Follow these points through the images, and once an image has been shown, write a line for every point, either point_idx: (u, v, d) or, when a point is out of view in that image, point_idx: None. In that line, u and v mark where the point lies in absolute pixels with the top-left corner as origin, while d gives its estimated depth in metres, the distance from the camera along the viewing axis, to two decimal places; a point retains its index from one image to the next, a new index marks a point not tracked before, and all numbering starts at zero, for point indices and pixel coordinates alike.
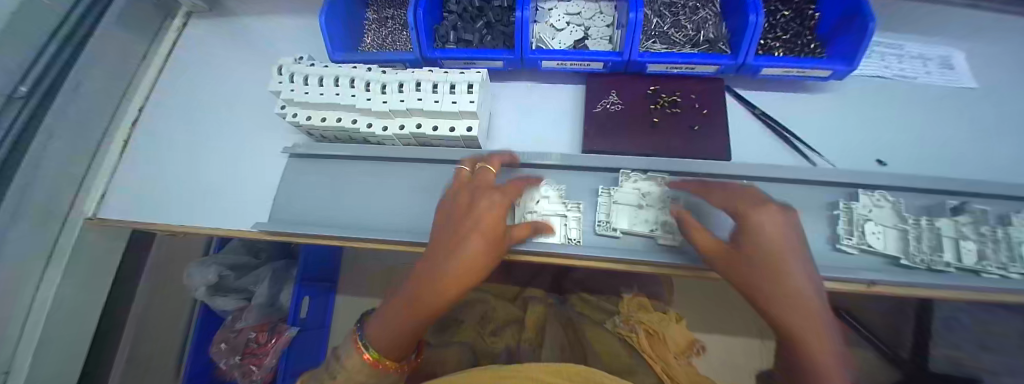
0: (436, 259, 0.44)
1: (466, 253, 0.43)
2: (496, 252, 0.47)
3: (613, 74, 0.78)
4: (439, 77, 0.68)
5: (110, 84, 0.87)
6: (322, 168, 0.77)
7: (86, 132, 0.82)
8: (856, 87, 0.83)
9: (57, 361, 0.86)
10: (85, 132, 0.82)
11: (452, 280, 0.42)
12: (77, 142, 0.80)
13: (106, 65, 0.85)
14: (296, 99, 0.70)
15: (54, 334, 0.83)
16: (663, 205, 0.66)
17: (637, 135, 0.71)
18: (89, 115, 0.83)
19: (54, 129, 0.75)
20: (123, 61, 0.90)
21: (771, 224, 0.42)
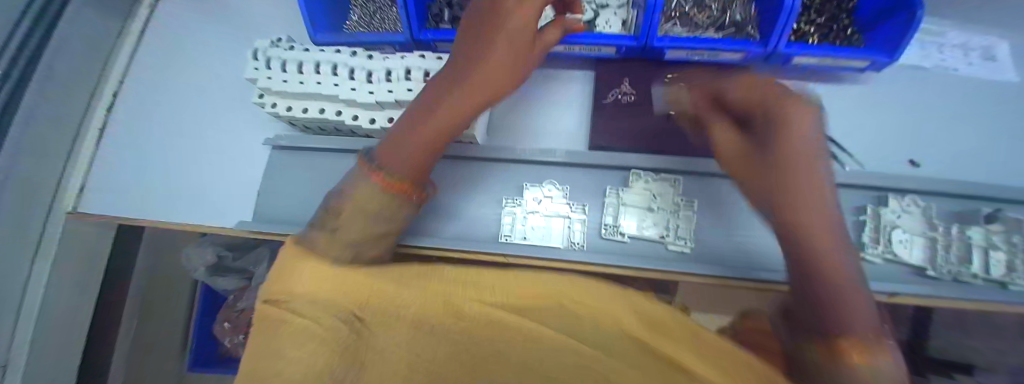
0: (447, 111, 0.46)
1: (469, 88, 0.46)
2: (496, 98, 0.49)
3: (625, 60, 0.70)
4: (432, 65, 0.61)
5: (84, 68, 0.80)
6: (307, 163, 0.72)
7: (63, 119, 0.76)
8: (892, 78, 0.75)
9: (55, 355, 0.85)
10: (61, 120, 0.75)
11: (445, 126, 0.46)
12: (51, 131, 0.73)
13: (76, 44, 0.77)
14: (274, 88, 0.63)
15: (48, 331, 0.81)
16: (676, 208, 0.60)
17: (650, 131, 0.64)
18: (67, 100, 0.76)
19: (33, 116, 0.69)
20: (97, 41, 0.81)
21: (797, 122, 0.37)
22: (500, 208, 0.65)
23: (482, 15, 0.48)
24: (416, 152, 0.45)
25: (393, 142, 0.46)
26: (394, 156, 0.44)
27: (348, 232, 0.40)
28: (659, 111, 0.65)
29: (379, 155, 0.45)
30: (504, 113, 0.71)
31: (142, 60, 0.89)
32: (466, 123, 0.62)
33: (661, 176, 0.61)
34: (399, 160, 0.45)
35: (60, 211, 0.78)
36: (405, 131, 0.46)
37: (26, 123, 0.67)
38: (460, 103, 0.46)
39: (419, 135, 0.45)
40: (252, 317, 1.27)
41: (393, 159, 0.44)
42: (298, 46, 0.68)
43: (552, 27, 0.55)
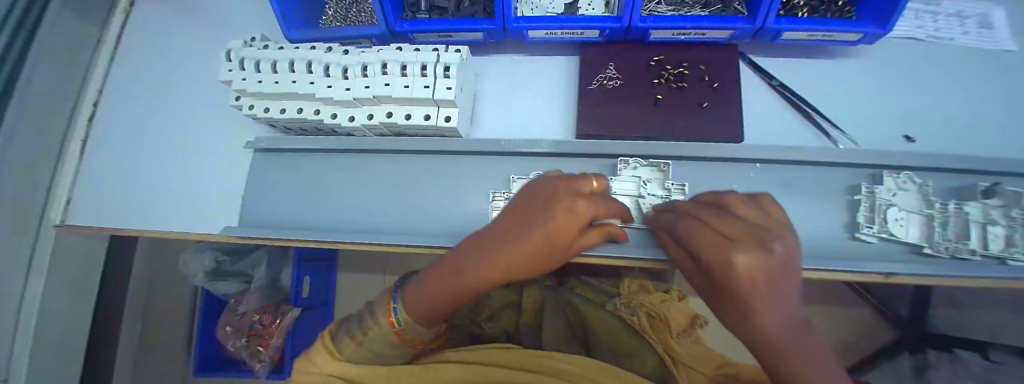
0: (465, 265, 0.46)
1: (501, 255, 0.44)
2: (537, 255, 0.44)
3: (609, 44, 0.67)
4: (408, 57, 0.59)
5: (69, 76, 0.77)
6: (290, 165, 0.71)
7: (46, 132, 0.74)
8: (885, 52, 0.72)
9: (57, 368, 0.86)
10: (44, 135, 0.74)
11: (464, 282, 0.46)
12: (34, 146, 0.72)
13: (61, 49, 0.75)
14: (249, 89, 0.62)
15: (49, 343, 0.82)
16: (666, 195, 0.59)
17: (637, 117, 0.63)
18: (51, 111, 0.74)
19: (14, 129, 0.68)
20: (77, 47, 0.78)
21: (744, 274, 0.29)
22: (488, 202, 0.64)
23: (535, 197, 0.45)
24: (436, 310, 0.47)
25: (423, 282, 0.48)
26: (419, 305, 0.46)
27: (372, 343, 0.47)
28: (646, 95, 0.63)
29: (409, 293, 0.48)
30: (487, 105, 0.70)
31: (122, 66, 0.84)
32: (447, 116, 0.60)
33: (650, 162, 0.59)
34: (424, 315, 0.47)
35: (48, 224, 0.77)
36: (432, 277, 0.47)
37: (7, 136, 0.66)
38: (486, 260, 0.45)
39: (436, 284, 0.46)
40: (254, 320, 1.27)
41: (418, 311, 0.47)
42: (272, 44, 0.66)
43: (596, 230, 0.47)
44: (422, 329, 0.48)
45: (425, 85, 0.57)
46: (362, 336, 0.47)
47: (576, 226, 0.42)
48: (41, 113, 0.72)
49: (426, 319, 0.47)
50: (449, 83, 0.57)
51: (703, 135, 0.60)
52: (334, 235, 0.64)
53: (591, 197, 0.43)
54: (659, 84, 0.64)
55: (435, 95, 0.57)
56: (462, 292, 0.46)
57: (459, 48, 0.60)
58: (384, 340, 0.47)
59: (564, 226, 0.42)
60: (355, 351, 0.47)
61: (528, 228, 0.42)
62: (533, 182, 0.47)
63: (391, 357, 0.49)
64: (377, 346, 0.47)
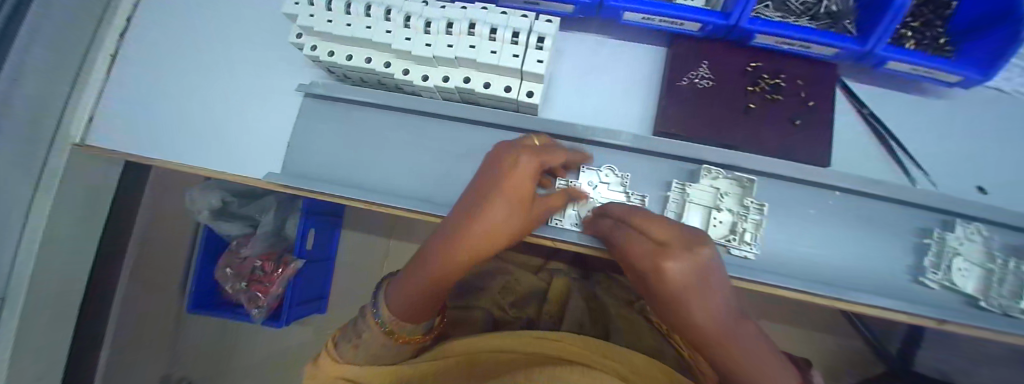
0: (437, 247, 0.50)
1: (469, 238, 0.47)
2: (508, 229, 0.48)
3: (704, 40, 0.63)
4: (499, 20, 0.54)
5: None
6: (342, 116, 0.66)
7: (72, 38, 0.68)
8: (976, 97, 0.69)
9: (56, 291, 0.82)
10: (69, 43, 0.67)
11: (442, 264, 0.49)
12: (57, 54, 0.66)
13: None
14: (316, 27, 0.56)
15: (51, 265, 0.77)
16: (744, 211, 0.56)
17: (723, 124, 0.59)
18: (79, 13, 0.68)
19: (37, 26, 0.61)
20: None
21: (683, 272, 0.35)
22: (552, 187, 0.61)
23: (471, 193, 0.48)
24: (421, 298, 0.52)
25: (404, 279, 0.53)
26: (400, 299, 0.52)
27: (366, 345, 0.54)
28: (736, 103, 0.60)
29: (393, 295, 0.54)
30: (562, 86, 0.65)
31: None
32: (529, 92, 0.56)
33: (733, 175, 0.57)
34: (406, 312, 0.53)
35: (67, 141, 0.72)
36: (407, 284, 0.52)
37: (31, 36, 0.59)
38: (450, 243, 0.48)
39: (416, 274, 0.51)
40: (257, 265, 1.23)
41: (400, 308, 0.53)
42: None
43: (557, 194, 0.53)
44: (408, 326, 0.54)
45: (515, 54, 0.52)
46: (357, 339, 0.54)
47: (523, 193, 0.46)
48: (65, 13, 0.65)
49: (411, 314, 0.53)
50: (541, 56, 0.53)
51: (792, 154, 0.58)
52: (385, 198, 0.61)
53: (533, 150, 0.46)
54: (753, 93, 0.60)
55: (524, 67, 0.52)
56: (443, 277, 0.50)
57: (551, 19, 0.55)
58: (376, 344, 0.54)
59: (516, 182, 0.45)
60: (354, 357, 0.54)
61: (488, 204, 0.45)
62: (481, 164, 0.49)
63: (387, 356, 0.55)
64: (372, 347, 0.54)
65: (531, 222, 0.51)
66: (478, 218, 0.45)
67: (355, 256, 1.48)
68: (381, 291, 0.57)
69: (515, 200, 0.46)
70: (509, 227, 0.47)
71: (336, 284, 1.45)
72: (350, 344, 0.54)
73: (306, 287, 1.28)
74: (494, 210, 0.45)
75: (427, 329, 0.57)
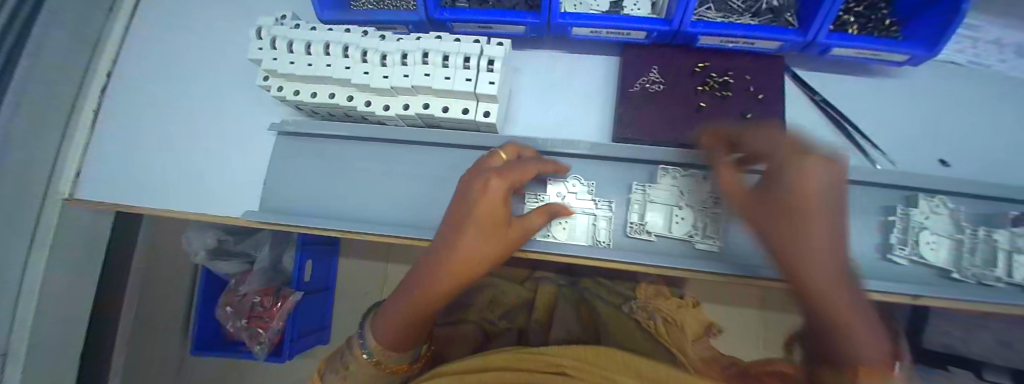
0: (423, 269, 0.49)
1: (455, 252, 0.46)
2: (492, 244, 0.47)
3: (654, 45, 0.66)
4: (451, 47, 0.57)
5: (76, 45, 0.74)
6: (313, 151, 0.69)
7: (56, 103, 0.71)
8: (929, 72, 0.70)
9: (59, 345, 0.84)
10: (53, 109, 0.71)
11: (431, 284, 0.48)
12: (44, 118, 0.69)
13: (68, 18, 0.71)
14: (280, 70, 0.59)
15: (53, 318, 0.80)
16: (704, 205, 0.59)
17: (677, 124, 0.62)
18: (61, 77, 0.72)
19: (21, 94, 0.64)
20: (89, 13, 0.75)
21: (828, 175, 0.34)
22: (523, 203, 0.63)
23: (454, 206, 0.50)
24: (403, 323, 0.48)
25: (387, 309, 0.50)
26: (383, 327, 0.49)
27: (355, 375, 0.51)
28: (688, 103, 0.62)
29: (378, 320, 0.50)
30: (523, 102, 0.68)
31: (136, 38, 0.83)
32: (486, 112, 0.58)
33: (690, 172, 0.60)
34: (390, 341, 0.49)
35: (56, 198, 0.75)
36: (392, 308, 0.50)
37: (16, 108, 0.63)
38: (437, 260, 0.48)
39: (401, 297, 0.49)
40: (256, 301, 1.21)
41: (385, 337, 0.49)
42: (305, 24, 0.63)
43: (534, 213, 0.52)
44: (395, 355, 0.50)
45: (467, 78, 0.55)
46: (344, 371, 0.51)
47: (498, 203, 0.47)
48: (51, 79, 0.69)
49: (397, 344, 0.49)
50: (493, 78, 0.55)
51: None
52: (358, 225, 0.63)
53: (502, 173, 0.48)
54: (703, 92, 0.63)
55: (478, 90, 0.55)
56: (430, 301, 0.48)
57: (502, 41, 0.58)
58: (365, 373, 0.51)
59: (489, 208, 0.46)
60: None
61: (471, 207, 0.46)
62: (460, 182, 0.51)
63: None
64: (360, 377, 0.51)
65: (514, 240, 0.50)
66: (461, 228, 0.47)
67: (352, 283, 1.48)
68: (369, 321, 0.53)
69: (493, 218, 0.47)
70: (493, 240, 0.47)
71: (336, 313, 1.45)
72: (338, 376, 0.51)
73: (305, 319, 1.28)
74: (471, 229, 0.46)
75: (414, 357, 0.54)
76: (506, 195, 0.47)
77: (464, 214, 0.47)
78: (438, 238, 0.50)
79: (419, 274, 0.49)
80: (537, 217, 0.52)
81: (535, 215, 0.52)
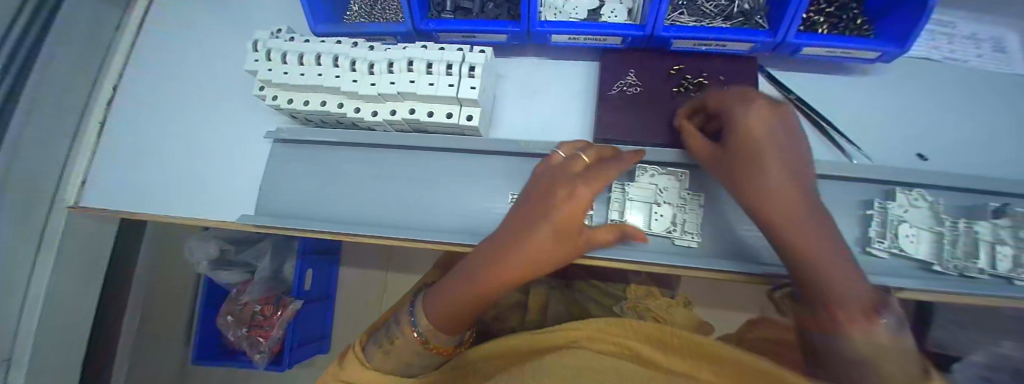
0: (479, 263, 0.53)
1: (521, 251, 0.49)
2: (561, 247, 0.50)
3: (632, 50, 0.69)
4: (434, 55, 0.60)
5: (82, 62, 0.78)
6: (307, 157, 0.72)
7: (63, 114, 0.76)
8: (904, 70, 0.72)
9: (62, 351, 0.86)
10: (59, 121, 0.75)
11: (492, 278, 0.52)
12: (54, 129, 0.74)
13: (74, 35, 0.75)
14: (274, 80, 0.62)
15: (58, 323, 0.83)
16: (682, 202, 0.60)
17: (655, 124, 0.64)
18: (69, 91, 0.76)
19: (32, 108, 0.69)
20: (93, 31, 0.80)
21: (756, 115, 0.45)
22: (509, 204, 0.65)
23: (524, 204, 0.52)
24: (456, 309, 0.55)
25: (440, 292, 0.57)
26: (439, 309, 0.56)
27: (399, 354, 0.56)
28: (665, 103, 0.65)
29: (431, 302, 0.57)
30: (508, 106, 0.71)
31: (141, 55, 0.87)
32: (469, 115, 0.61)
33: (667, 170, 0.61)
34: (442, 323, 0.56)
35: (62, 205, 0.78)
36: (446, 293, 0.56)
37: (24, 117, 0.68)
38: (500, 259, 0.51)
39: (456, 286, 0.54)
40: (257, 309, 1.23)
41: (438, 319, 0.56)
42: (299, 37, 0.66)
43: (606, 226, 0.51)
44: (444, 336, 0.57)
45: (449, 84, 0.58)
46: (389, 346, 0.56)
47: (577, 210, 0.47)
48: (59, 92, 0.73)
49: (449, 327, 0.57)
50: (474, 83, 0.58)
51: None
52: (348, 227, 0.65)
53: (589, 179, 0.48)
54: (679, 93, 0.65)
55: (459, 95, 0.58)
56: (483, 292, 0.53)
57: (483, 49, 0.61)
58: (410, 350, 0.57)
59: (569, 215, 0.47)
60: (385, 361, 0.56)
61: (548, 210, 0.48)
62: (531, 182, 0.54)
63: (413, 363, 0.58)
64: (404, 355, 0.57)
65: (579, 248, 0.51)
66: (530, 231, 0.49)
67: (351, 289, 1.49)
68: (420, 300, 0.60)
69: (564, 226, 0.48)
70: (561, 244, 0.50)
71: (336, 321, 1.45)
72: (381, 349, 0.56)
73: (305, 326, 1.29)
74: (542, 232, 0.48)
75: (458, 341, 0.61)
76: (587, 203, 0.48)
77: (536, 216, 0.49)
78: (499, 236, 0.53)
79: (477, 266, 0.54)
80: (609, 228, 0.51)
81: (609, 228, 0.52)
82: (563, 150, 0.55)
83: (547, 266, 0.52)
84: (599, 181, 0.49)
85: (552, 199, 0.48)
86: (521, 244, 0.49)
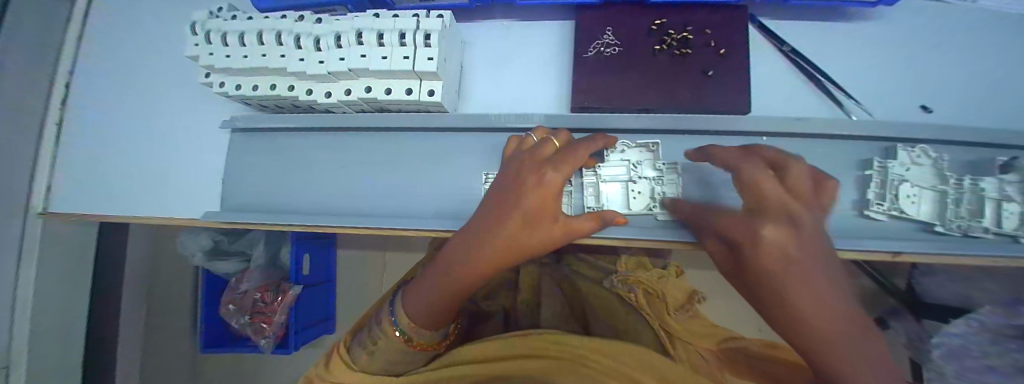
0: (454, 254, 0.51)
1: (494, 239, 0.47)
2: (535, 236, 0.46)
3: (609, 6, 0.62)
4: (386, 24, 0.54)
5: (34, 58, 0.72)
6: (268, 146, 0.68)
7: (20, 119, 0.71)
8: (913, 12, 0.65)
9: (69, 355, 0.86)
10: (16, 125, 0.70)
11: (470, 270, 0.49)
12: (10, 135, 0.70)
13: (29, 30, 0.69)
14: (217, 65, 0.57)
15: (56, 330, 0.81)
16: (659, 175, 0.57)
17: (635, 88, 0.59)
18: (26, 94, 0.71)
19: None
20: (45, 25, 0.73)
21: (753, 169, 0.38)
22: (481, 183, 0.61)
23: (495, 191, 0.49)
24: (435, 304, 0.52)
25: (417, 286, 0.55)
26: (417, 306, 0.53)
27: (383, 353, 0.56)
28: (646, 64, 0.59)
29: (408, 300, 0.55)
30: (477, 78, 0.65)
31: (90, 49, 0.79)
32: (430, 91, 0.56)
33: (638, 143, 0.58)
34: (422, 317, 0.54)
35: (31, 212, 0.75)
36: (423, 286, 0.53)
37: None
38: (472, 251, 0.48)
39: (433, 280, 0.52)
40: (257, 297, 1.22)
41: (417, 314, 0.54)
42: (240, 14, 0.60)
43: (588, 215, 0.48)
44: (426, 332, 0.55)
45: (404, 56, 0.53)
46: (372, 346, 0.56)
47: (548, 196, 0.45)
48: (15, 96, 0.69)
49: (429, 323, 0.54)
50: (431, 53, 0.52)
51: (708, 105, 0.57)
52: (315, 218, 0.62)
53: (558, 164, 0.45)
54: (661, 52, 0.59)
55: (416, 67, 0.52)
56: (459, 286, 0.51)
57: (441, 13, 0.55)
58: (393, 348, 0.55)
59: (539, 201, 0.44)
60: (373, 361, 0.57)
61: (516, 197, 0.45)
62: (502, 167, 0.51)
63: (401, 361, 0.57)
64: (387, 352, 0.56)
65: (557, 239, 0.48)
66: (499, 220, 0.46)
67: (350, 273, 1.48)
68: (398, 298, 0.57)
69: (535, 215, 0.45)
70: (535, 233, 0.46)
71: (342, 306, 1.46)
72: (367, 350, 0.57)
73: (307, 312, 1.29)
74: (512, 223, 0.45)
75: (443, 336, 0.59)
76: (560, 187, 0.45)
77: (504, 208, 0.46)
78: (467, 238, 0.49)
79: (450, 261, 0.51)
80: (591, 217, 0.48)
81: (588, 219, 0.48)
82: (537, 135, 0.52)
83: (525, 255, 0.49)
84: (571, 163, 0.46)
85: (520, 188, 0.45)
86: (492, 234, 0.47)
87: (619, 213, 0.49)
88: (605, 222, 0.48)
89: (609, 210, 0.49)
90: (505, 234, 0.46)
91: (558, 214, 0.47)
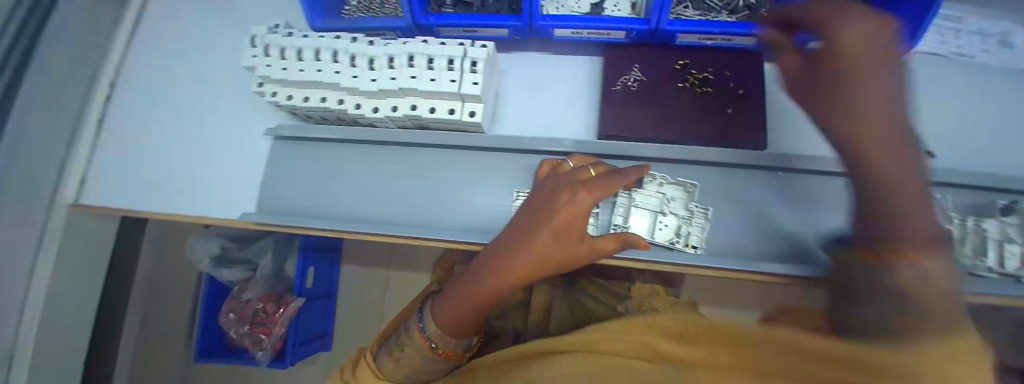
0: (484, 268, 0.52)
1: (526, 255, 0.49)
2: (564, 251, 0.48)
3: (636, 45, 0.68)
4: (436, 51, 0.59)
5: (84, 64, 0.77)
6: (307, 155, 0.72)
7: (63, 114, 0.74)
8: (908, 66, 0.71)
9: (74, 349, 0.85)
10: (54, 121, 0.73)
11: (499, 283, 0.51)
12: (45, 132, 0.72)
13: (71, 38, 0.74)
14: (273, 76, 0.62)
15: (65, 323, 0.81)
16: (688, 214, 0.61)
17: (660, 120, 0.63)
18: (63, 95, 0.74)
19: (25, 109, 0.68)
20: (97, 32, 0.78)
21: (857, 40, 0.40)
22: (511, 200, 0.64)
23: (530, 206, 0.52)
24: (466, 315, 0.54)
25: (446, 298, 0.56)
26: (445, 315, 0.55)
27: (407, 362, 0.57)
28: (669, 98, 0.64)
29: (438, 308, 0.57)
30: (511, 102, 0.70)
31: (140, 55, 0.84)
32: (472, 112, 0.61)
33: (677, 180, 0.62)
34: (451, 327, 0.55)
35: (60, 203, 0.76)
36: (451, 299, 0.55)
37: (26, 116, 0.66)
38: (501, 265, 0.50)
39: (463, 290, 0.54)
40: (258, 307, 1.20)
41: (446, 324, 0.55)
42: (298, 32, 0.66)
43: (611, 236, 0.51)
44: (452, 340, 0.56)
45: (451, 80, 0.57)
46: (400, 353, 0.57)
47: (577, 216, 0.47)
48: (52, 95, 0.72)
49: (455, 332, 0.56)
50: (477, 79, 0.57)
51: (728, 139, 0.61)
52: (345, 224, 0.65)
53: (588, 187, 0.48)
54: (682, 89, 0.65)
55: (461, 91, 0.57)
56: (483, 301, 0.52)
57: (485, 44, 0.60)
58: (418, 354, 0.56)
59: (568, 219, 0.47)
60: (396, 368, 0.57)
61: (547, 215, 0.47)
62: (536, 184, 0.55)
63: (426, 371, 0.58)
64: (411, 360, 0.57)
65: (583, 258, 0.50)
66: (534, 236, 0.48)
67: (350, 290, 1.45)
68: (427, 307, 0.59)
69: (563, 235, 0.47)
70: (564, 249, 0.48)
71: (338, 318, 1.42)
72: (392, 357, 0.57)
73: (307, 324, 1.27)
74: (541, 240, 0.48)
75: (467, 347, 0.60)
76: (588, 208, 0.48)
77: (536, 223, 0.48)
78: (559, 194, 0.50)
79: (483, 272, 0.52)
80: (616, 238, 0.50)
81: (612, 238, 0.50)
82: (574, 162, 0.56)
83: (550, 270, 0.50)
84: (597, 185, 0.49)
85: (552, 206, 0.48)
86: (522, 247, 0.49)
87: (643, 236, 0.51)
88: (629, 243, 0.50)
89: (634, 233, 0.52)
90: (539, 246, 0.48)
91: (584, 233, 0.49)
